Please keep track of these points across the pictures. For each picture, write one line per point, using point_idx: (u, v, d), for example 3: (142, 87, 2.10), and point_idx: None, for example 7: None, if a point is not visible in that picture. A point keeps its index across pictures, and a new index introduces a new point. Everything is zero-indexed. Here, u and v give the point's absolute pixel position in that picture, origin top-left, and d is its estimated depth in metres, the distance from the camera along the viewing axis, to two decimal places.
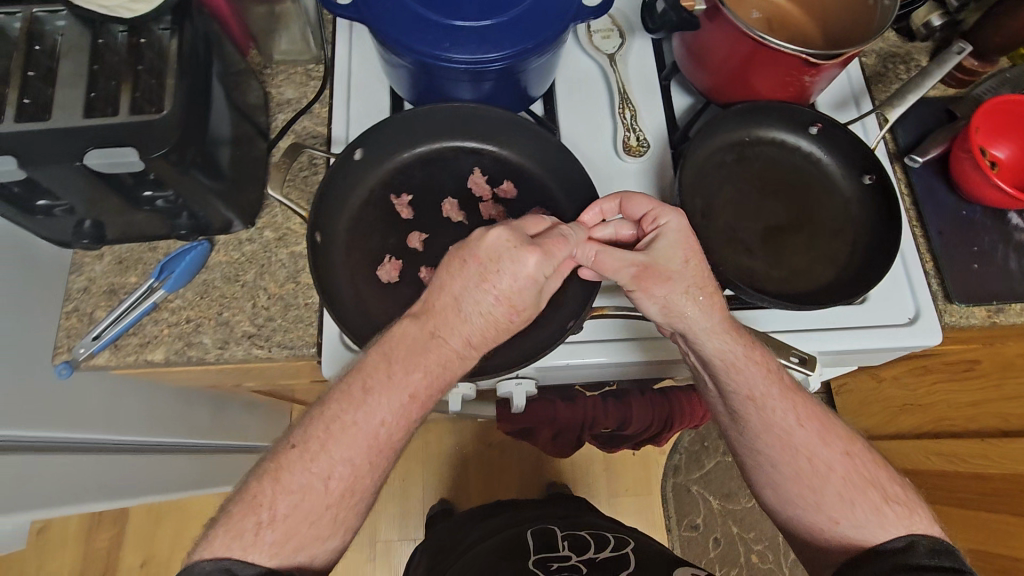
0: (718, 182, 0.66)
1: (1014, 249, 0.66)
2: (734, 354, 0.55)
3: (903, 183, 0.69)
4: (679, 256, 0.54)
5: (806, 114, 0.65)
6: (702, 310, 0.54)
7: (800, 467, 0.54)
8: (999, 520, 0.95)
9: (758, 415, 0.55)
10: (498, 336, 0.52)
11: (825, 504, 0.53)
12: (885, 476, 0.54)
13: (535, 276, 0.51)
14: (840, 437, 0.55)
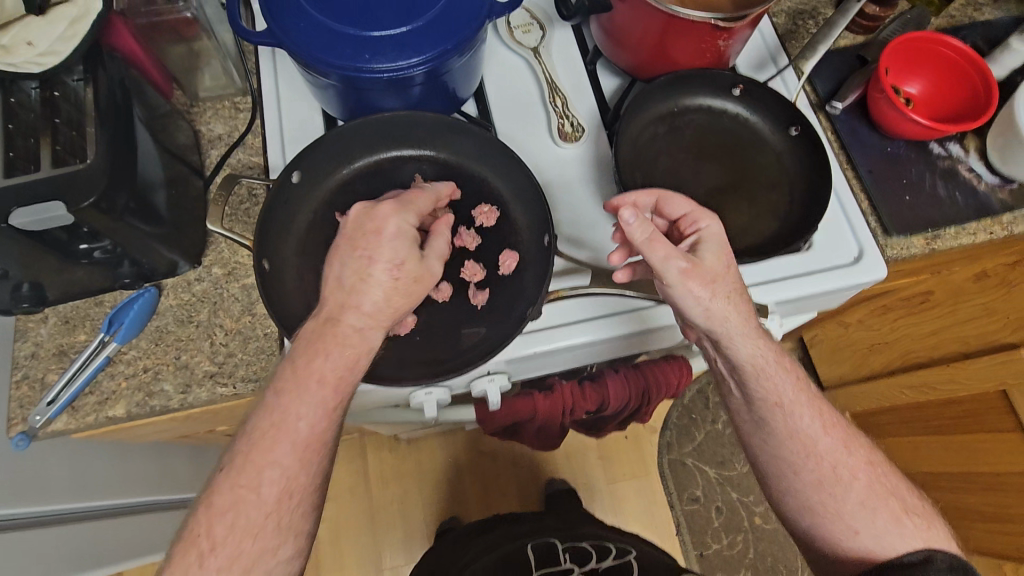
0: (655, 155, 0.67)
1: (940, 176, 0.69)
2: (768, 358, 0.57)
3: (829, 129, 0.72)
4: (720, 260, 0.56)
5: (726, 77, 0.67)
6: (740, 315, 0.56)
7: (823, 474, 0.56)
8: (967, 440, 1.01)
9: (793, 418, 0.57)
10: (407, 298, 0.53)
11: (847, 514, 0.55)
12: (902, 487, 0.58)
13: (404, 230, 0.54)
14: (861, 446, 0.58)
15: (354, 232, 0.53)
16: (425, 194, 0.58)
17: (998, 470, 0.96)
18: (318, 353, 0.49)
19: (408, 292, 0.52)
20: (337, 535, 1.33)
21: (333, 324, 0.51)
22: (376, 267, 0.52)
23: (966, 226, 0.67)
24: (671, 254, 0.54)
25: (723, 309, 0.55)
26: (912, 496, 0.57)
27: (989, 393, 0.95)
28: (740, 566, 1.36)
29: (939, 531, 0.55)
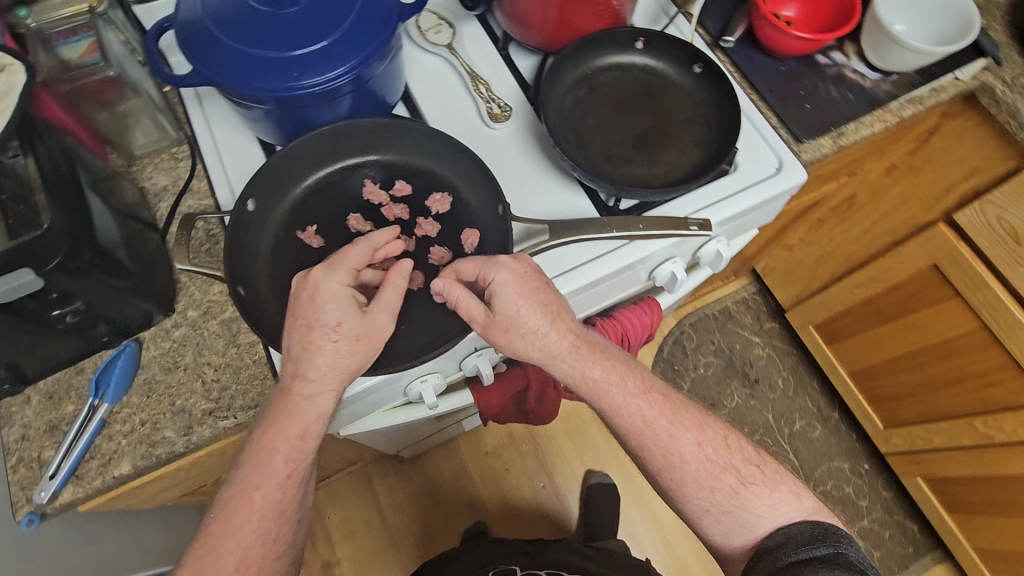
0: (581, 116, 0.72)
1: (831, 82, 0.78)
2: (588, 372, 0.59)
3: (728, 62, 0.79)
4: (518, 307, 0.56)
5: (628, 32, 0.73)
6: (544, 350, 0.59)
7: (664, 461, 0.61)
8: (916, 320, 1.11)
9: (615, 419, 0.61)
10: (354, 356, 0.54)
11: (694, 495, 0.60)
12: (738, 458, 0.61)
13: (340, 290, 0.55)
14: (691, 429, 0.61)
15: (297, 300, 0.55)
16: (360, 245, 0.57)
17: (946, 337, 1.07)
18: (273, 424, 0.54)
19: (349, 353, 0.54)
20: (362, 571, 1.32)
21: (291, 392, 0.54)
22: (318, 331, 0.53)
23: (861, 120, 0.76)
24: (475, 319, 0.58)
25: (539, 351, 0.59)
26: (748, 466, 0.61)
27: (923, 270, 1.06)
28: None
29: (782, 492, 0.60)
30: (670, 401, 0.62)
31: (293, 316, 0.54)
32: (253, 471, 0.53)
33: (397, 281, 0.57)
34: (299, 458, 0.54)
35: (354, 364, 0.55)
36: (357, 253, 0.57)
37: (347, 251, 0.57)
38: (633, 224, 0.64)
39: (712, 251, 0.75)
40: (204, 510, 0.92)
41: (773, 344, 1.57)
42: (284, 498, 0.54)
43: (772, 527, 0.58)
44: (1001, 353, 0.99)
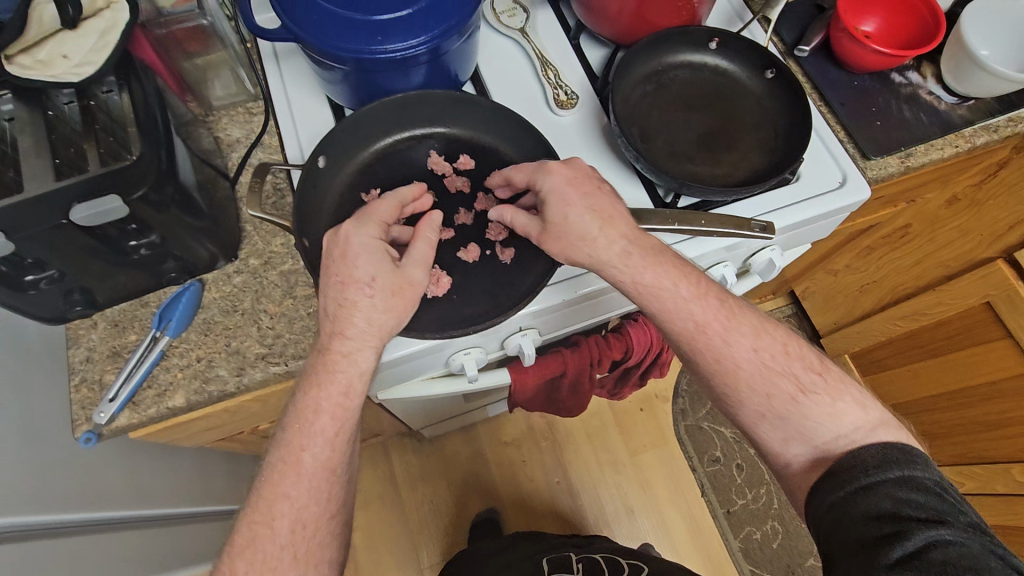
0: (648, 110, 0.72)
1: (905, 102, 0.76)
2: (640, 279, 0.59)
3: (801, 73, 0.79)
4: (569, 211, 0.58)
5: (703, 31, 0.73)
6: (599, 253, 0.59)
7: (717, 372, 0.61)
8: (960, 356, 1.08)
9: (670, 325, 0.61)
10: (393, 310, 0.56)
11: (749, 401, 0.60)
12: (797, 364, 0.60)
13: (370, 244, 0.56)
14: (746, 333, 0.60)
15: (330, 258, 0.56)
16: (387, 201, 0.59)
17: (991, 378, 1.04)
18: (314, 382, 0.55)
19: (387, 307, 0.55)
20: (372, 542, 1.34)
21: (329, 350, 0.56)
22: (352, 290, 0.55)
23: (932, 142, 0.75)
24: (530, 228, 0.61)
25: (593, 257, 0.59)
26: (809, 371, 0.60)
27: (974, 305, 1.03)
28: (767, 517, 1.40)
29: (847, 401, 0.59)
30: (726, 304, 0.61)
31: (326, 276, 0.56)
32: (296, 433, 0.55)
33: (426, 233, 0.58)
34: (344, 415, 0.56)
35: (394, 321, 0.56)
36: (387, 207, 0.58)
37: (376, 206, 0.58)
38: (694, 220, 0.64)
39: (764, 260, 0.75)
40: (231, 459, 0.95)
41: None
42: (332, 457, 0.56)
43: (834, 434, 0.58)
44: None
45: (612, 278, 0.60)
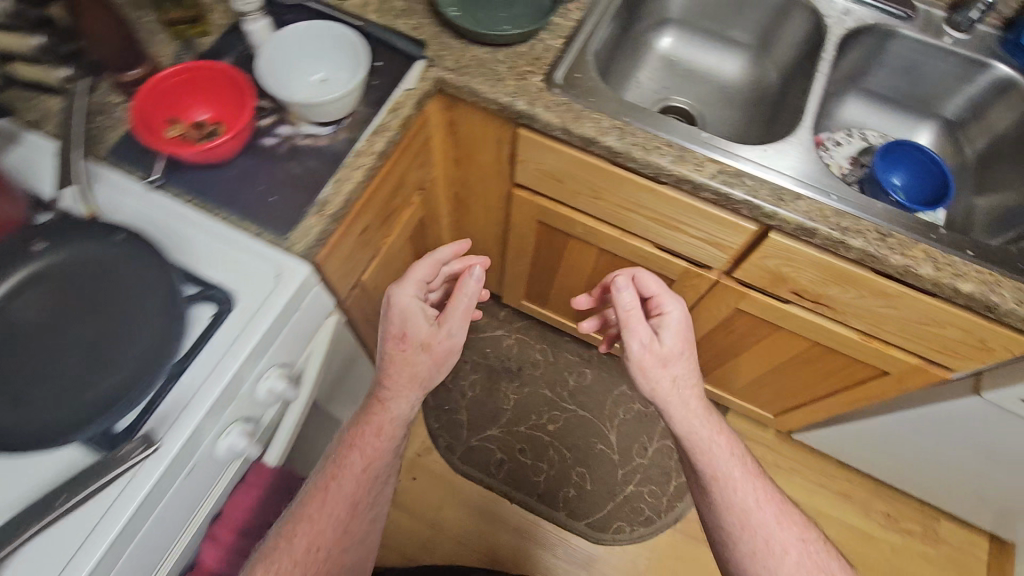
0: (13, 357, 0.60)
1: (287, 160, 0.74)
2: (714, 436, 0.80)
3: (177, 194, 0.71)
4: (674, 339, 0.81)
5: (12, 241, 0.63)
6: (681, 402, 0.80)
7: (757, 545, 0.76)
8: (566, 261, 1.19)
9: (724, 488, 0.78)
10: (419, 360, 0.79)
11: (784, 572, 0.74)
12: (834, 565, 0.76)
13: (408, 304, 0.79)
14: (794, 525, 0.78)
15: (389, 315, 0.80)
16: (422, 262, 0.83)
17: (592, 264, 1.15)
18: (369, 426, 0.81)
19: (446, 334, 0.79)
20: None
21: (376, 398, 0.82)
22: (412, 351, 0.79)
23: (334, 181, 0.74)
24: (638, 335, 0.80)
25: (665, 390, 0.80)
26: None
27: (536, 225, 1.12)
28: (569, 470, 1.48)
29: None
30: (796, 520, 0.78)
31: (385, 324, 0.80)
32: (318, 484, 0.80)
33: (460, 295, 0.78)
34: (376, 453, 0.81)
35: (426, 373, 0.81)
36: (424, 270, 0.83)
37: (413, 272, 0.82)
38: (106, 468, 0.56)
39: (269, 388, 0.69)
40: None
41: (515, 328, 1.64)
42: (355, 488, 0.80)
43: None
44: (624, 261, 1.08)
45: (660, 397, 0.80)
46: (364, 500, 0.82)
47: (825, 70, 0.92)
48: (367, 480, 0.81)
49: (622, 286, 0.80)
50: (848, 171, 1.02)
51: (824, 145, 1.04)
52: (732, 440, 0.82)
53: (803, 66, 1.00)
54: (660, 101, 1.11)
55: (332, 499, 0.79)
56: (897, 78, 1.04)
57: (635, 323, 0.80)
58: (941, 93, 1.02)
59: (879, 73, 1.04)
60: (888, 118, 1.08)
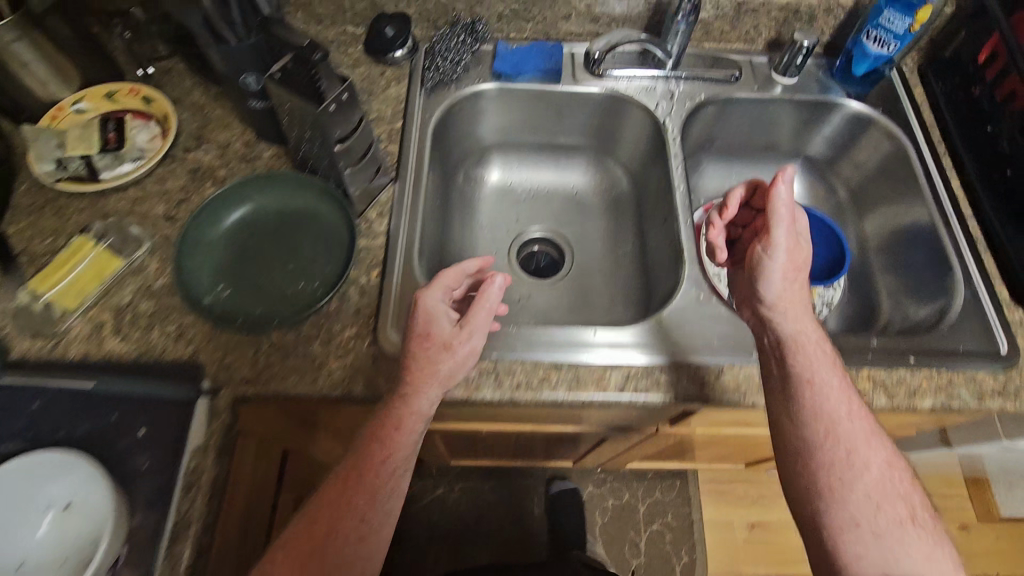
0: None
1: None
2: (829, 377, 0.61)
3: None
4: (800, 256, 0.67)
5: None
6: (800, 326, 0.63)
7: (835, 459, 0.59)
8: (477, 443, 1.00)
9: (797, 356, 0.62)
10: (448, 362, 0.60)
11: (851, 500, 0.58)
12: (915, 496, 0.60)
13: (436, 305, 0.62)
14: (891, 447, 0.61)
15: (421, 301, 0.62)
16: (454, 270, 0.66)
17: (508, 441, 0.97)
18: (402, 425, 0.59)
19: (474, 334, 0.61)
20: None
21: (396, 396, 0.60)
22: (434, 352, 0.60)
23: None
24: (787, 237, 0.65)
25: (787, 291, 0.65)
26: (925, 507, 0.59)
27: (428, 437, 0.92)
28: None
29: (914, 539, 0.57)
30: (893, 462, 0.60)
31: (408, 321, 0.62)
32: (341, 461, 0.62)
33: (485, 304, 0.62)
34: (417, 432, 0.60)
35: (448, 369, 0.60)
36: (453, 277, 0.65)
37: (438, 275, 0.65)
38: None
39: None
40: None
41: (455, 477, 1.45)
42: (387, 476, 0.60)
43: (905, 562, 0.56)
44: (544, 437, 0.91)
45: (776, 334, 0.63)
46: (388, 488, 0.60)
47: (683, 187, 0.80)
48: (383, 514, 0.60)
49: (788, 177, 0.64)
50: None
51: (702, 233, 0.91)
52: (821, 336, 0.64)
53: (651, 166, 0.88)
54: (515, 240, 0.93)
55: (328, 520, 0.59)
56: (742, 134, 0.94)
57: (784, 228, 0.65)
58: (789, 136, 0.94)
59: (723, 136, 0.94)
60: (748, 169, 0.98)
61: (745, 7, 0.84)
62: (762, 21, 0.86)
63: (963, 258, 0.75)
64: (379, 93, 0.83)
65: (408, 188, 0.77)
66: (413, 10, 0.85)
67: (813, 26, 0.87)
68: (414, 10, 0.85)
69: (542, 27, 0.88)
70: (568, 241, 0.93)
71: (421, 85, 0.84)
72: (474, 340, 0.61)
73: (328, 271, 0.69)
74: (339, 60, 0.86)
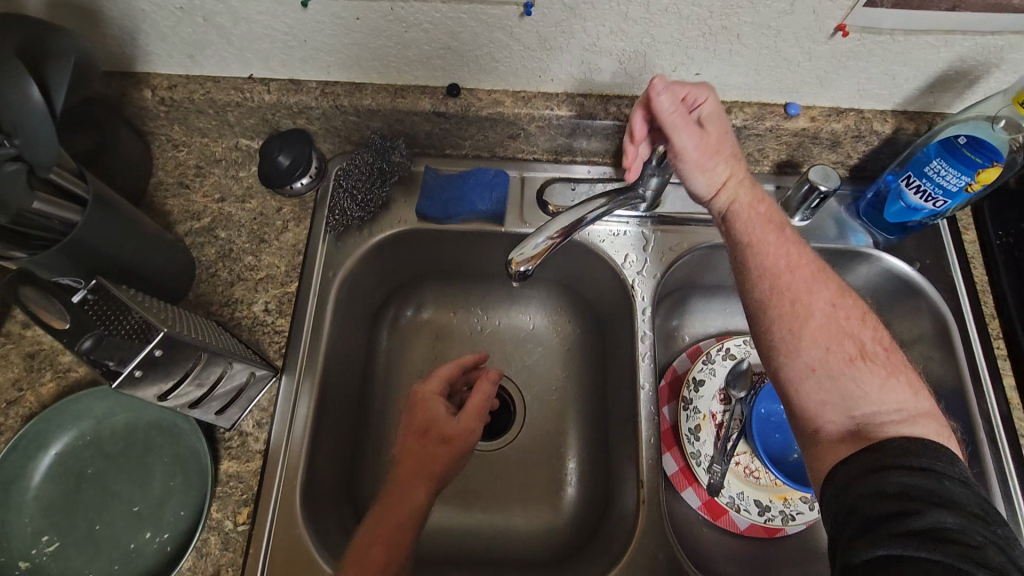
0: None
1: None
2: (769, 263, 0.55)
3: None
4: (715, 124, 0.56)
5: None
6: (723, 170, 0.57)
7: (801, 362, 0.52)
8: None
9: (740, 277, 0.56)
10: (448, 454, 0.54)
11: (806, 350, 0.52)
12: (869, 335, 0.53)
13: (432, 394, 0.59)
14: (852, 308, 0.54)
15: (426, 387, 0.60)
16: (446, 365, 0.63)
17: None
18: (434, 451, 0.54)
19: (473, 411, 0.57)
20: None
21: (413, 434, 0.55)
22: (433, 446, 0.54)
23: None
24: (688, 140, 0.55)
25: (715, 181, 0.57)
26: (894, 354, 0.53)
27: None
28: None
29: (885, 385, 0.50)
30: (846, 333, 0.52)
31: (405, 419, 0.58)
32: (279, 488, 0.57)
33: (484, 382, 0.60)
34: (445, 431, 0.55)
35: (442, 467, 0.53)
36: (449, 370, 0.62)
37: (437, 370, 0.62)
38: None
39: None
40: None
41: None
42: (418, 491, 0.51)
43: (872, 409, 0.49)
44: None
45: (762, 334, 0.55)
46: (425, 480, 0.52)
47: (650, 384, 0.63)
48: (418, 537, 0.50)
49: (659, 88, 0.53)
50: (724, 422, 0.74)
51: (682, 394, 0.75)
52: (753, 184, 0.58)
53: (619, 325, 0.70)
54: None
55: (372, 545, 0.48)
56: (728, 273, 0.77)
57: (682, 130, 0.54)
58: None
59: (711, 272, 0.76)
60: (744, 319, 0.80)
61: (749, 131, 0.64)
62: (770, 144, 0.66)
63: (1009, 493, 0.58)
64: (272, 239, 0.66)
65: (299, 380, 0.61)
66: (316, 127, 0.67)
67: (836, 151, 0.66)
68: (318, 127, 0.67)
69: (485, 145, 0.68)
70: (518, 396, 0.75)
71: (327, 231, 0.66)
72: (474, 421, 0.57)
73: (183, 516, 0.54)
74: (227, 189, 0.68)
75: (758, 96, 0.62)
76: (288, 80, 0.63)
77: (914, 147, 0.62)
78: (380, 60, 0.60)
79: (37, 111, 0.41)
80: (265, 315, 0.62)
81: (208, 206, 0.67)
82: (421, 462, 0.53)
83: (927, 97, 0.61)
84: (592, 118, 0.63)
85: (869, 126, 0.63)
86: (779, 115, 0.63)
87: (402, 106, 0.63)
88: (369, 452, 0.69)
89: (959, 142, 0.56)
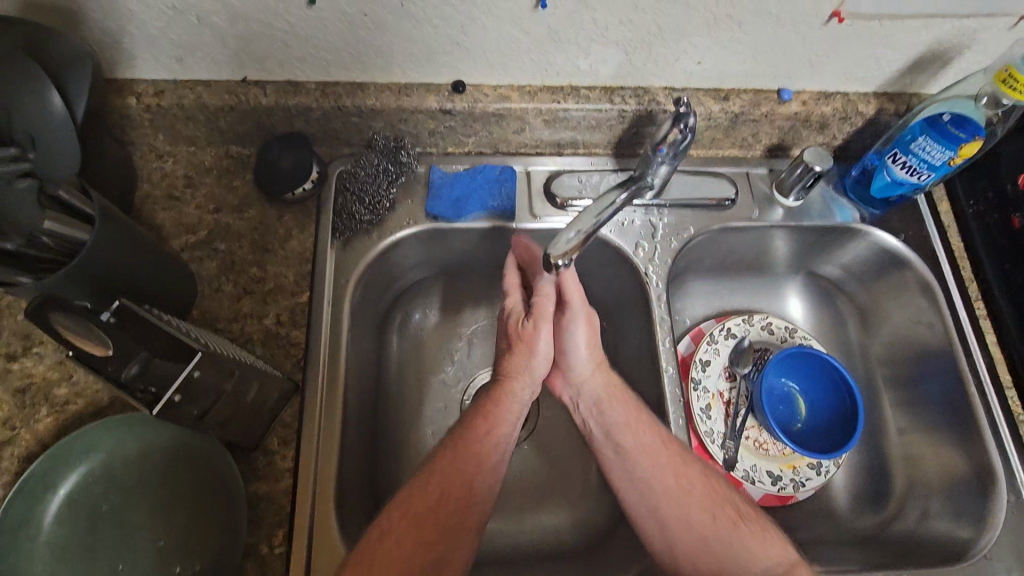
0: None
1: None
2: (641, 439, 0.60)
3: None
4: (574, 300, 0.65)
5: None
6: (587, 336, 0.65)
7: (668, 483, 0.59)
8: None
9: (629, 477, 0.60)
10: (541, 358, 0.64)
11: (694, 517, 0.57)
12: (744, 509, 0.58)
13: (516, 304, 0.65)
14: (750, 523, 0.57)
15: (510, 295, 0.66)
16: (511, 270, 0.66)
17: None
18: (522, 357, 0.64)
19: (545, 315, 0.63)
20: None
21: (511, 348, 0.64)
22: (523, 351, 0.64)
23: None
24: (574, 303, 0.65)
25: (591, 357, 0.66)
26: (749, 511, 0.58)
27: None
28: None
29: (767, 540, 0.55)
30: (724, 497, 0.58)
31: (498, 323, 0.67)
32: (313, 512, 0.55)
33: (548, 290, 0.64)
34: (536, 338, 0.64)
35: (531, 371, 0.64)
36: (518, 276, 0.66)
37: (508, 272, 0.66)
38: None
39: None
40: None
41: None
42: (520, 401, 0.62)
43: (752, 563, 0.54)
44: None
45: (622, 476, 0.61)
46: (518, 399, 0.62)
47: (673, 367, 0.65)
48: (501, 456, 0.59)
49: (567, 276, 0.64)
50: (732, 399, 0.76)
51: (692, 375, 0.76)
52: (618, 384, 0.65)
53: (630, 312, 0.71)
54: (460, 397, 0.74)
55: (441, 481, 0.55)
56: (725, 257, 0.78)
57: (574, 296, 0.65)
58: (789, 258, 0.79)
59: (710, 256, 0.77)
60: (742, 299, 0.82)
61: (745, 116, 0.66)
62: (764, 129, 0.69)
63: (1000, 441, 0.64)
64: (276, 248, 0.63)
65: (322, 392, 0.59)
66: (314, 129, 0.64)
67: (824, 133, 0.70)
68: (316, 129, 0.64)
69: (489, 141, 0.68)
70: (532, 392, 0.76)
71: (334, 236, 0.64)
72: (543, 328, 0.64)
73: (215, 546, 0.51)
74: (221, 198, 0.65)
75: (753, 83, 0.65)
76: (285, 81, 0.60)
77: (897, 126, 0.65)
78: (383, 57, 0.58)
79: (58, 117, 0.46)
80: (277, 328, 0.60)
81: (202, 218, 0.63)
82: (518, 377, 0.63)
83: (905, 78, 0.65)
84: (598, 109, 0.64)
85: (855, 108, 0.66)
86: (773, 100, 0.66)
87: (407, 104, 0.61)
88: (391, 460, 0.68)
89: (945, 120, 0.60)
